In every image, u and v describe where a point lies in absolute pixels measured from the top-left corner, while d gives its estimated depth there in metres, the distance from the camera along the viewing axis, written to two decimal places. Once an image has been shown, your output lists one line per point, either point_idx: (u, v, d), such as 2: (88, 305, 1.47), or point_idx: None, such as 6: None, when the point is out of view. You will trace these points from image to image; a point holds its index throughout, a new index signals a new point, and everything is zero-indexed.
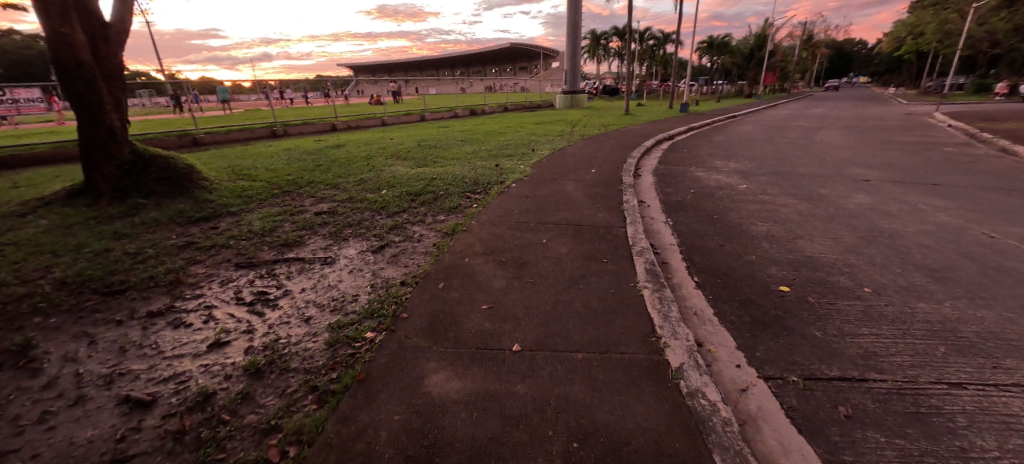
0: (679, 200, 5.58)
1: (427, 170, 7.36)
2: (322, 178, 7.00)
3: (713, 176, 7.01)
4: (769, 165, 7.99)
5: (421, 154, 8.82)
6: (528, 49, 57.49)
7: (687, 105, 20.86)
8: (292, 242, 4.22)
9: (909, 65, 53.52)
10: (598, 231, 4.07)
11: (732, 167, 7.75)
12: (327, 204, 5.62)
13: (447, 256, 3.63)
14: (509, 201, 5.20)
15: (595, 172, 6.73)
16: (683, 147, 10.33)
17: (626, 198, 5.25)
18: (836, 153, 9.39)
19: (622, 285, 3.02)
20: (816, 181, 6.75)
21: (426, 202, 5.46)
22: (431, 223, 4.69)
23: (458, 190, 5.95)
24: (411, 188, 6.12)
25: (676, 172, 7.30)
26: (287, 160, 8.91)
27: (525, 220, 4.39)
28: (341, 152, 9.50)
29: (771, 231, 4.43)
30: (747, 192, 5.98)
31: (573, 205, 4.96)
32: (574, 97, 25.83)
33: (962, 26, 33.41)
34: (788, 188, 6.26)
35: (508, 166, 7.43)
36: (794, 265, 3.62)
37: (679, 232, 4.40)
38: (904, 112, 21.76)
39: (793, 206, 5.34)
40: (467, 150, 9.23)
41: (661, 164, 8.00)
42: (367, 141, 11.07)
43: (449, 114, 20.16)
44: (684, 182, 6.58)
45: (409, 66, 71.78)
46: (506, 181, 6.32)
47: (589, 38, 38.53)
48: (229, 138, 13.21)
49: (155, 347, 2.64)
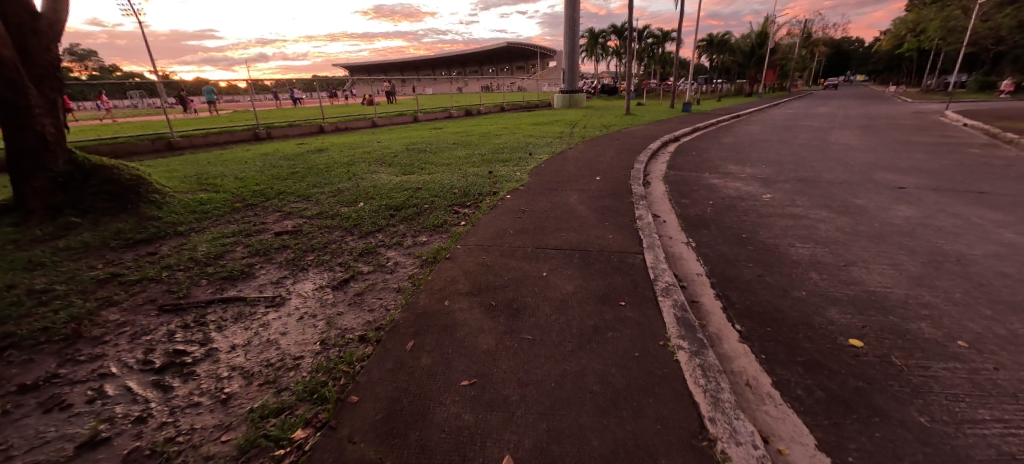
0: (699, 214, 4.85)
1: (413, 178, 6.62)
2: (294, 188, 6.25)
3: (731, 184, 6.29)
4: (790, 170, 7.29)
5: (409, 160, 8.07)
6: (524, 48, 56.87)
7: (689, 104, 20.16)
8: (238, 274, 3.47)
9: (909, 63, 53.07)
10: (610, 260, 3.34)
11: (749, 173, 7.03)
12: (293, 221, 4.87)
13: (422, 296, 2.89)
14: (502, 218, 4.47)
15: (599, 180, 6.01)
16: (692, 150, 9.62)
17: (639, 213, 4.51)
18: (858, 156, 8.70)
19: (650, 345, 2.27)
20: (847, 189, 6.04)
21: (407, 218, 4.72)
22: (410, 246, 3.94)
23: (445, 203, 5.21)
24: (392, 201, 5.39)
25: (689, 179, 6.58)
26: (262, 166, 8.14)
27: (521, 245, 3.66)
28: (323, 157, 8.77)
29: (816, 256, 3.71)
30: (774, 204, 5.27)
31: (577, 223, 4.23)
32: (572, 96, 25.16)
33: (966, 23, 32.77)
34: (819, 197, 5.56)
35: (502, 173, 6.70)
36: (858, 306, 2.90)
37: (706, 258, 3.67)
38: (913, 111, 21.12)
39: (831, 221, 4.62)
40: (458, 154, 8.49)
41: (671, 170, 7.28)
42: (353, 145, 10.32)
43: (443, 114, 19.40)
44: (700, 191, 5.86)
45: (405, 65, 71.02)
46: (500, 192, 5.59)
47: (587, 37, 37.80)
48: (207, 142, 12.42)
49: (0, 450, 1.88)
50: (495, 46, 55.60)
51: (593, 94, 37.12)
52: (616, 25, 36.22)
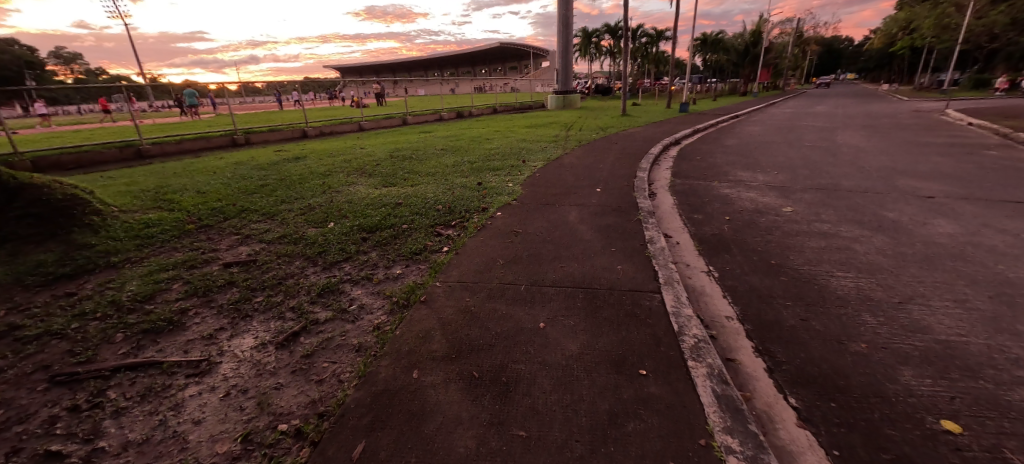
0: (717, 234, 4.25)
1: (393, 191, 5.97)
2: (260, 205, 5.57)
3: (745, 194, 5.71)
4: (805, 177, 6.73)
5: (392, 169, 7.41)
6: (517, 49, 56.37)
7: (687, 105, 19.65)
8: (163, 326, 2.81)
9: (900, 61, 53.22)
10: (622, 302, 2.72)
11: (762, 181, 6.47)
12: (250, 247, 4.21)
13: (384, 361, 2.25)
14: (492, 243, 3.84)
15: (601, 192, 5.41)
16: (695, 154, 9.07)
17: (650, 236, 3.90)
18: (872, 159, 8.17)
19: (689, 447, 1.66)
20: (873, 199, 5.49)
21: (381, 243, 4.08)
22: (380, 283, 3.30)
23: (427, 222, 4.58)
24: (366, 220, 4.74)
25: (698, 189, 6.00)
26: (231, 177, 7.45)
27: (513, 281, 3.04)
28: (299, 166, 8.09)
29: (864, 290, 3.12)
30: (797, 219, 4.70)
31: (580, 249, 3.62)
32: (567, 97, 24.60)
33: (961, 20, 32.56)
34: (845, 211, 4.98)
35: (493, 184, 6.07)
36: (938, 365, 2.31)
37: (735, 294, 3.06)
38: (913, 109, 20.73)
39: (867, 241, 4.04)
40: (446, 162, 7.84)
41: (677, 178, 6.70)
42: (334, 151, 9.63)
43: (434, 116, 18.72)
44: (713, 204, 5.27)
45: (396, 66, 70.07)
46: (489, 208, 4.96)
47: (580, 37, 37.23)
48: (180, 149, 11.67)
49: None
50: (487, 46, 54.89)
51: (587, 94, 36.59)
52: (609, 24, 35.76)
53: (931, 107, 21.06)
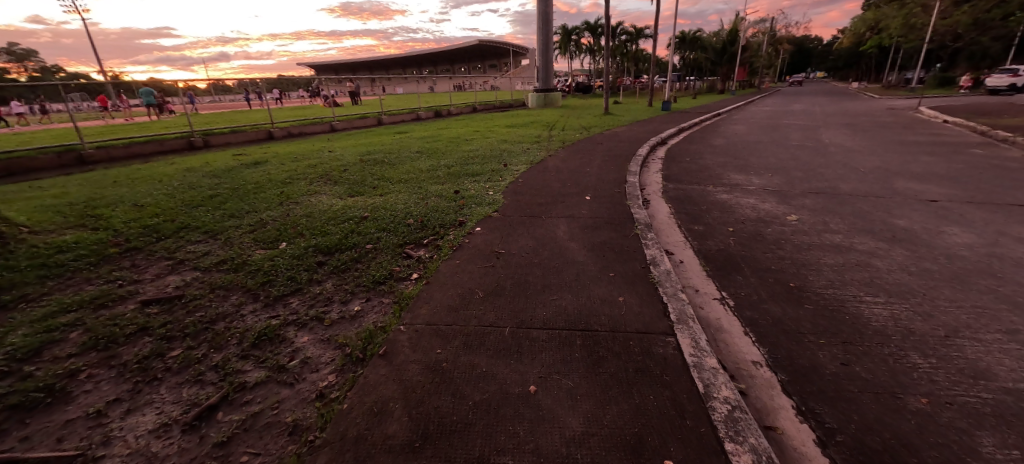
0: (723, 249, 3.80)
1: (360, 201, 5.32)
2: (204, 221, 4.87)
3: (743, 200, 5.31)
4: (801, 180, 6.40)
5: (360, 175, 6.73)
6: (496, 46, 55.68)
7: (668, 103, 19.43)
8: (39, 400, 2.15)
9: (868, 59, 54.90)
10: (629, 351, 2.21)
11: (758, 185, 6.10)
12: (182, 277, 3.54)
13: (323, 456, 1.67)
14: (470, 267, 3.28)
15: (591, 201, 4.91)
16: (684, 155, 8.70)
17: (651, 255, 3.41)
18: (863, 160, 7.96)
19: None
20: (877, 204, 5.16)
21: (339, 269, 3.46)
22: (332, 326, 2.69)
23: (395, 240, 3.98)
24: (325, 238, 4.10)
25: (693, 195, 5.56)
26: (177, 187, 6.65)
27: (497, 322, 2.49)
28: (256, 172, 7.31)
29: (902, 320, 2.69)
30: (805, 228, 4.30)
31: (574, 273, 3.10)
32: (547, 95, 24.13)
33: (926, 20, 33.58)
34: (852, 219, 4.63)
35: (471, 192, 5.49)
36: (1021, 428, 1.87)
37: (758, 330, 2.59)
38: (887, 107, 21.07)
39: (887, 255, 3.65)
40: (420, 167, 7.21)
41: (669, 182, 6.27)
42: (300, 155, 8.87)
43: (411, 116, 17.97)
44: (712, 212, 4.83)
45: (373, 64, 68.38)
46: (467, 221, 4.40)
47: (560, 34, 36.87)
48: (130, 154, 10.65)
49: None
50: (466, 44, 54.02)
51: (567, 92, 36.27)
52: (589, 21, 35.46)
53: (904, 104, 21.47)
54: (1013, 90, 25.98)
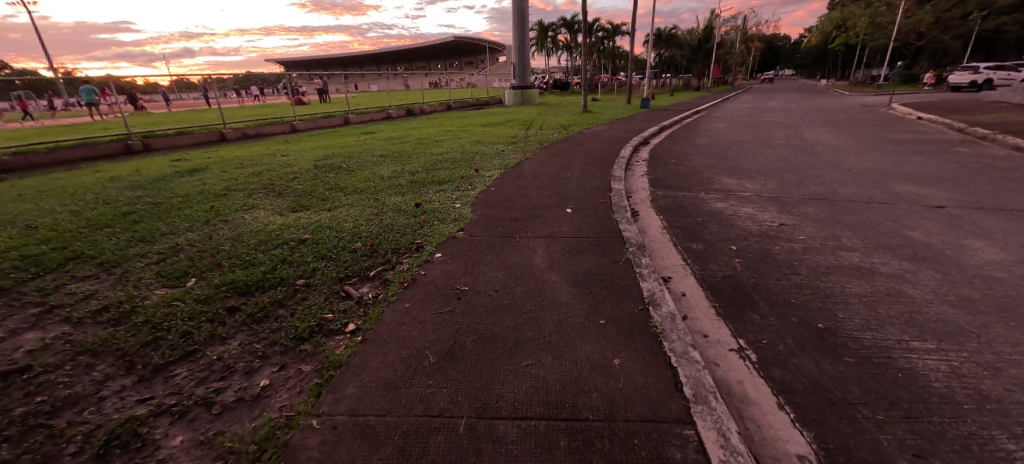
0: (731, 275, 3.20)
1: (302, 219, 4.51)
2: (104, 248, 3.97)
3: (741, 210, 4.76)
4: (796, 184, 5.93)
5: (309, 185, 5.88)
6: (472, 43, 54.67)
7: (647, 101, 19.05)
8: None
9: (835, 57, 56.49)
10: (634, 459, 1.55)
11: (752, 190, 5.59)
12: (43, 334, 2.69)
13: None
14: (422, 313, 2.55)
15: (573, 215, 4.25)
16: (669, 156, 8.16)
17: (649, 290, 2.77)
18: (853, 160, 7.61)
19: None
20: (884, 212, 4.71)
21: (253, 319, 2.68)
22: (221, 416, 1.93)
23: (335, 273, 3.22)
24: (245, 272, 3.30)
25: (686, 204, 4.99)
26: (89, 202, 5.64)
27: (449, 413, 1.79)
28: (190, 182, 6.36)
29: (966, 378, 2.13)
30: (816, 244, 3.76)
31: (555, 322, 2.42)
32: (524, 92, 23.46)
33: (891, 19, 34.49)
34: (864, 231, 4.13)
35: (435, 205, 4.74)
36: None
37: (796, 402, 1.98)
38: (859, 104, 21.35)
39: (916, 280, 3.14)
40: (380, 174, 6.39)
41: (657, 188, 5.69)
42: (247, 160, 7.92)
43: (380, 114, 17.00)
44: (709, 225, 4.25)
45: (344, 59, 66.23)
46: (426, 244, 3.67)
47: (536, 31, 36.19)
48: (55, 160, 9.42)
49: None
50: (441, 40, 52.76)
51: (544, 89, 35.70)
52: (565, 17, 34.96)
53: (874, 101, 21.83)
54: (973, 88, 26.91)
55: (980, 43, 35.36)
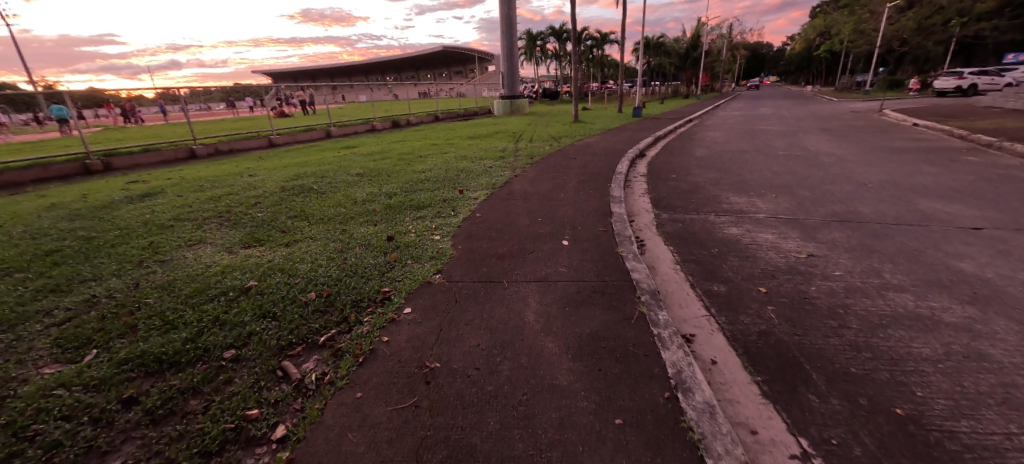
0: (768, 330, 2.60)
1: (252, 258, 3.83)
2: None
3: (760, 237, 4.19)
4: (812, 202, 5.41)
5: (271, 212, 5.20)
6: (461, 53, 54.43)
7: (639, 110, 18.70)
8: None
9: (819, 63, 57.30)
10: None
11: (766, 211, 5.05)
12: None
13: None
14: (377, 411, 1.90)
15: (570, 250, 3.64)
16: (668, 170, 7.62)
17: (674, 363, 2.14)
18: (863, 171, 7.15)
19: None
20: (919, 236, 4.18)
21: (151, 421, 2.00)
22: None
23: (275, 341, 2.54)
24: (162, 340, 2.61)
25: (697, 230, 4.41)
26: (13, 236, 4.88)
27: None
28: (137, 210, 5.64)
29: None
30: (858, 283, 3.20)
31: (556, 425, 1.78)
32: (514, 101, 22.97)
33: (875, 26, 34.88)
34: (905, 262, 3.58)
35: (411, 237, 4.08)
36: None
37: None
38: (850, 110, 21.24)
39: (992, 332, 2.57)
40: (353, 198, 5.72)
41: (661, 210, 5.11)
42: (210, 181, 7.19)
43: (364, 127, 16.35)
44: (729, 258, 3.67)
45: (332, 70, 65.65)
46: (394, 293, 3.02)
47: (525, 39, 35.98)
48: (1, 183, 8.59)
49: None
50: (430, 49, 52.43)
51: (534, 98, 35.41)
52: (553, 26, 34.79)
53: (864, 107, 21.76)
54: (958, 93, 27.07)
55: (961, 49, 35.89)
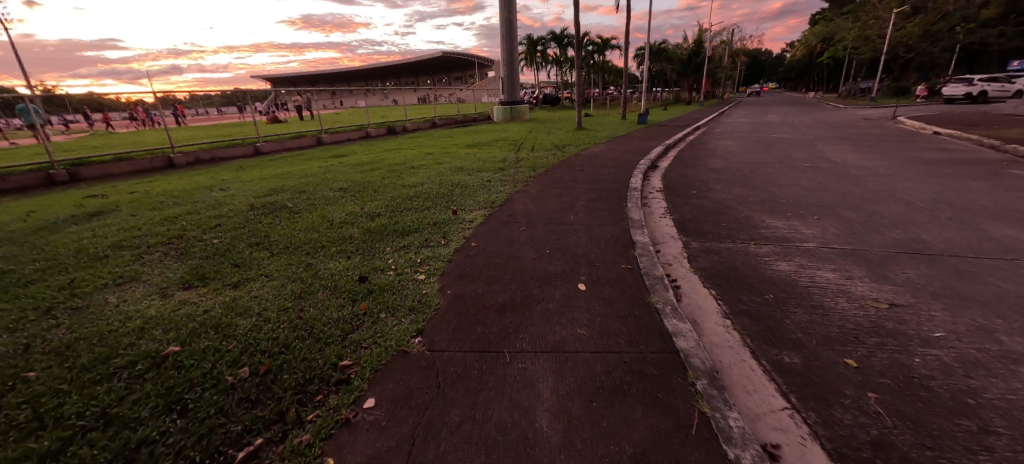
0: (885, 441, 1.81)
1: (187, 306, 3.03)
2: None
3: (819, 275, 3.41)
4: (863, 227, 4.63)
5: (229, 239, 4.40)
6: (460, 59, 53.93)
7: (644, 116, 18.04)
8: None
9: (821, 70, 56.89)
10: None
11: (814, 238, 4.27)
12: None
13: None
14: None
15: (589, 298, 2.85)
16: (686, 184, 6.85)
17: None
18: (905, 187, 6.39)
19: None
20: (1013, 276, 3.40)
21: None
22: None
23: (171, 458, 1.74)
24: (12, 453, 1.81)
25: (739, 265, 3.62)
26: None
27: None
28: (77, 233, 4.84)
29: None
30: (973, 353, 2.41)
31: None
32: (514, 107, 22.28)
33: (880, 32, 34.37)
34: (1018, 316, 2.80)
35: (388, 276, 3.28)
36: None
37: None
38: (861, 117, 20.61)
39: None
40: (329, 220, 4.94)
41: (689, 238, 4.32)
42: (174, 197, 6.39)
43: (357, 133, 15.62)
44: (791, 310, 2.88)
45: (330, 76, 65.31)
46: (355, 369, 2.23)
47: (525, 45, 35.43)
48: None
49: None
50: (428, 55, 51.97)
51: (534, 104, 34.81)
52: (554, 32, 34.23)
53: (875, 114, 21.08)
54: (968, 100, 26.38)
55: (967, 55, 35.38)
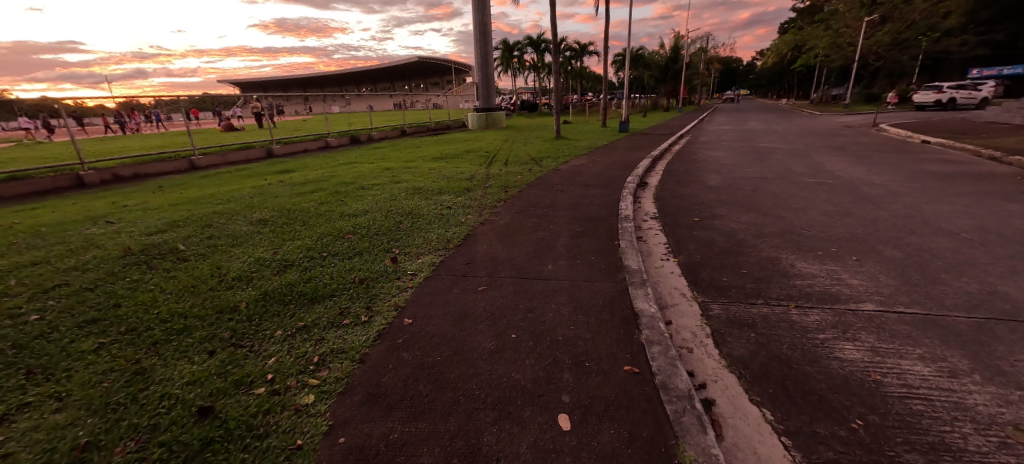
0: None
1: None
2: None
3: (909, 372, 2.32)
4: (922, 274, 3.61)
5: (55, 313, 3.03)
6: (437, 63, 52.70)
7: (626, 125, 17.20)
8: None
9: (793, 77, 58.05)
10: None
11: (870, 295, 3.21)
12: None
13: None
14: None
15: (576, 459, 1.66)
16: (685, 209, 5.81)
17: None
18: (935, 211, 5.50)
19: None
20: None
21: None
22: None
23: None
24: None
25: (791, 352, 2.50)
26: None
27: None
28: None
29: None
30: None
31: None
32: (490, 114, 21.17)
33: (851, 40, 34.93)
34: None
35: (251, 401, 2.03)
36: None
37: None
38: (843, 123, 20.27)
39: None
40: (219, 273, 3.63)
41: (708, 298, 3.19)
42: (36, 235, 4.92)
43: (316, 144, 14.17)
44: (905, 461, 1.76)
45: (301, 81, 62.96)
46: None
47: (501, 50, 34.48)
48: None
49: None
50: (403, 59, 50.51)
51: (513, 111, 33.83)
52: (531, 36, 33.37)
53: (857, 121, 20.75)
54: (940, 108, 26.77)
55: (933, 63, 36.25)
